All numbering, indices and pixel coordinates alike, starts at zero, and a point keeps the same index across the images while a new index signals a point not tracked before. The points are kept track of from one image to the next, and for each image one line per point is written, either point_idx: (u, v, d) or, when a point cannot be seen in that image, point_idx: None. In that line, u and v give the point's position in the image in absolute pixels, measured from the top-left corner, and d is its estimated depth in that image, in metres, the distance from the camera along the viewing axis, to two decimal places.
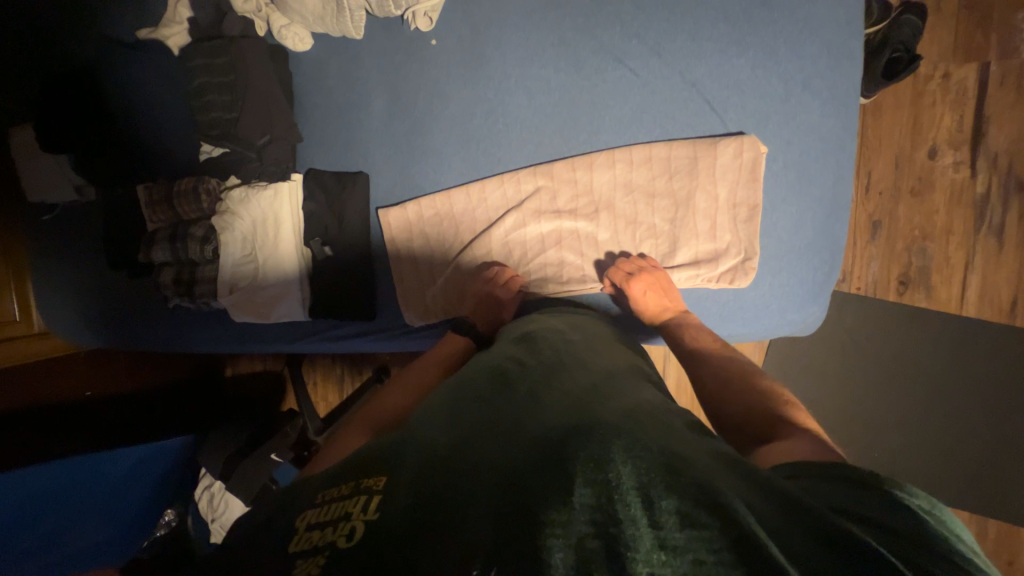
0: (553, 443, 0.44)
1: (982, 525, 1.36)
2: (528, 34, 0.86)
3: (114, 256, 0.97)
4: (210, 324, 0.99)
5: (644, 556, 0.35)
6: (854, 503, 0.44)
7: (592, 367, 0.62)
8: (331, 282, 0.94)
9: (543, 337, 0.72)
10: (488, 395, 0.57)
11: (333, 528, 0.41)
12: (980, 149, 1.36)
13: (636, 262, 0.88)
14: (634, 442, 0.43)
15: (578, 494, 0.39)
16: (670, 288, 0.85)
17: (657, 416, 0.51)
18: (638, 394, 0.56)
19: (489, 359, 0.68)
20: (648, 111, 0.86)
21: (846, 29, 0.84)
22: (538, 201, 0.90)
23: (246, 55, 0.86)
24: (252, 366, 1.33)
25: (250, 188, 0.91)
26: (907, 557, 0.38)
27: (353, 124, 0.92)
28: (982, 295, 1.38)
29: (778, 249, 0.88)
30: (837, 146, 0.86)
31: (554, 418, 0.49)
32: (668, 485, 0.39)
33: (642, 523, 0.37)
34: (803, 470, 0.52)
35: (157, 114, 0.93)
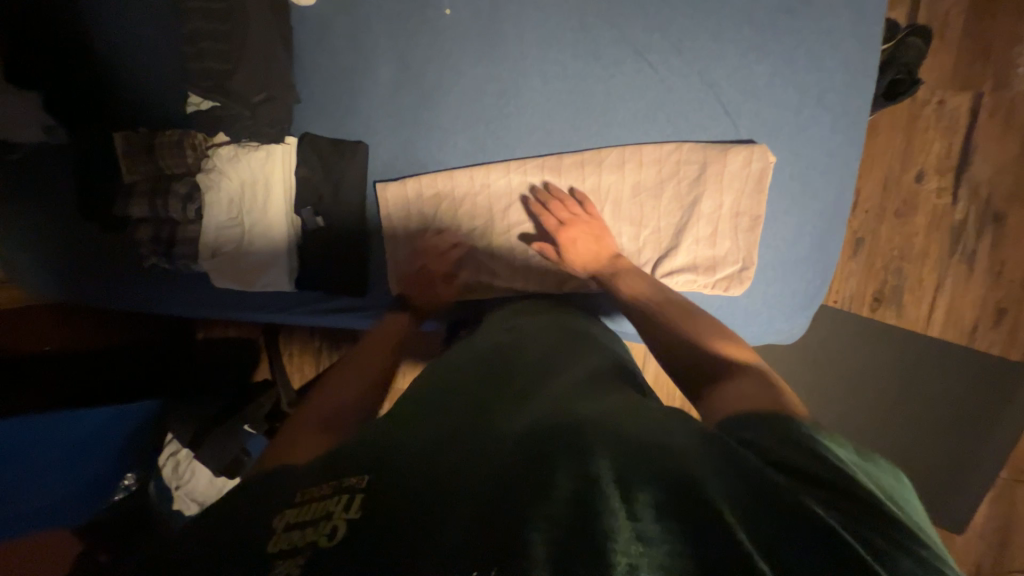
0: (535, 440, 0.44)
1: None
2: (547, 15, 0.82)
3: (83, 204, 0.91)
4: (187, 291, 0.95)
5: (624, 545, 0.35)
6: (809, 464, 0.45)
7: (578, 364, 0.62)
8: (322, 254, 0.91)
9: (528, 330, 0.72)
10: (467, 388, 0.56)
11: (313, 527, 0.40)
12: (964, 177, 1.41)
13: (568, 209, 0.87)
14: (615, 439, 0.44)
15: (558, 486, 0.39)
16: (603, 235, 0.86)
17: (636, 408, 0.51)
18: (622, 391, 0.56)
19: (468, 352, 0.67)
20: (662, 110, 0.85)
21: (865, 44, 0.83)
22: (535, 195, 0.87)
23: (250, 9, 0.81)
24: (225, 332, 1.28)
25: (237, 147, 0.87)
26: (861, 532, 0.39)
27: (357, 91, 0.87)
28: (947, 317, 1.46)
29: (775, 259, 0.89)
30: (841, 164, 0.87)
31: (537, 415, 0.49)
32: (647, 479, 0.40)
33: (621, 515, 0.36)
34: (745, 422, 0.53)
35: (139, 54, 0.86)
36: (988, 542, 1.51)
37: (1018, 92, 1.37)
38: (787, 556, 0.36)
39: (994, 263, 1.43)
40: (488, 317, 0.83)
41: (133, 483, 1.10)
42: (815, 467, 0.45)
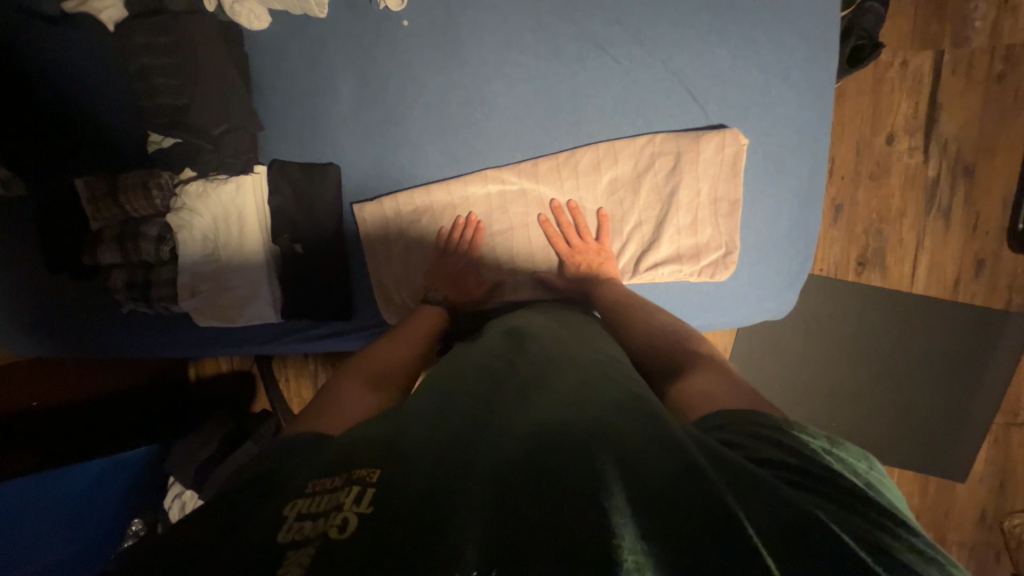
0: (543, 440, 0.44)
1: (924, 485, 1.57)
2: (506, 18, 0.81)
3: (51, 254, 0.88)
4: (169, 331, 0.93)
5: (630, 546, 0.35)
6: (789, 457, 0.45)
7: (571, 358, 0.61)
8: (305, 282, 0.89)
9: (529, 331, 0.70)
10: (481, 388, 0.55)
11: (323, 518, 0.38)
12: (933, 135, 1.43)
13: (574, 221, 0.88)
14: (618, 441, 0.43)
15: (564, 492, 0.38)
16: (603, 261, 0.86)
17: (643, 398, 0.51)
18: (625, 381, 0.55)
19: (478, 352, 0.66)
20: (629, 104, 0.84)
21: (823, 18, 0.84)
22: (557, 214, 0.88)
23: (196, 40, 0.79)
24: (217, 368, 1.27)
25: (206, 181, 0.84)
26: (849, 523, 0.39)
27: (321, 113, 0.86)
28: (930, 274, 1.49)
29: (757, 240, 0.90)
30: (811, 139, 0.87)
31: (542, 414, 0.48)
32: (647, 480, 0.40)
33: (625, 518, 0.37)
34: (727, 422, 0.52)
35: (91, 98, 0.84)
36: (991, 487, 1.56)
37: (976, 47, 1.40)
38: (793, 542, 0.36)
39: (969, 216, 1.46)
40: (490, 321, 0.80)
41: (141, 529, 1.09)
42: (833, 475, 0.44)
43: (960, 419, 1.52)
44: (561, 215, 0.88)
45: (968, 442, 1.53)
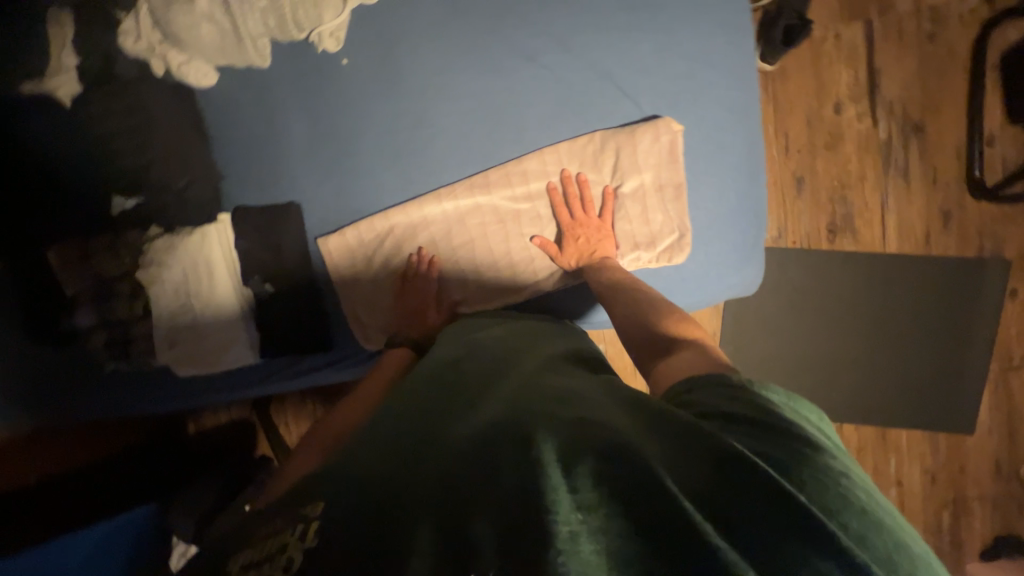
0: (485, 436, 0.47)
1: (935, 443, 1.55)
2: (439, 44, 0.86)
3: (25, 323, 0.88)
4: (150, 388, 0.92)
5: (565, 516, 0.38)
6: (734, 406, 0.52)
7: (526, 357, 0.66)
8: (279, 319, 0.91)
9: (475, 339, 0.74)
10: (429, 398, 0.58)
11: (269, 562, 0.41)
12: (877, 99, 1.48)
13: (583, 193, 0.89)
14: (554, 426, 0.47)
15: (505, 480, 0.42)
16: (601, 242, 0.89)
17: (576, 391, 0.55)
18: (563, 376, 0.60)
19: (430, 364, 0.69)
20: (567, 107, 0.88)
21: (736, 5, 0.89)
22: (567, 186, 0.89)
23: (154, 100, 0.85)
24: (217, 418, 1.27)
25: (171, 235, 0.87)
26: (778, 465, 0.45)
27: (275, 155, 0.89)
28: (901, 232, 1.51)
29: (707, 219, 0.92)
30: (743, 117, 0.91)
31: (485, 413, 0.52)
32: (584, 451, 0.43)
33: (562, 491, 0.40)
34: (703, 385, 0.57)
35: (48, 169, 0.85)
36: (1001, 435, 1.55)
37: (902, 13, 1.46)
38: (718, 495, 0.41)
39: (927, 171, 1.50)
40: (447, 329, 0.83)
41: None
42: (772, 418, 0.50)
43: (955, 371, 1.53)
44: (573, 185, 0.89)
45: (969, 392, 1.53)
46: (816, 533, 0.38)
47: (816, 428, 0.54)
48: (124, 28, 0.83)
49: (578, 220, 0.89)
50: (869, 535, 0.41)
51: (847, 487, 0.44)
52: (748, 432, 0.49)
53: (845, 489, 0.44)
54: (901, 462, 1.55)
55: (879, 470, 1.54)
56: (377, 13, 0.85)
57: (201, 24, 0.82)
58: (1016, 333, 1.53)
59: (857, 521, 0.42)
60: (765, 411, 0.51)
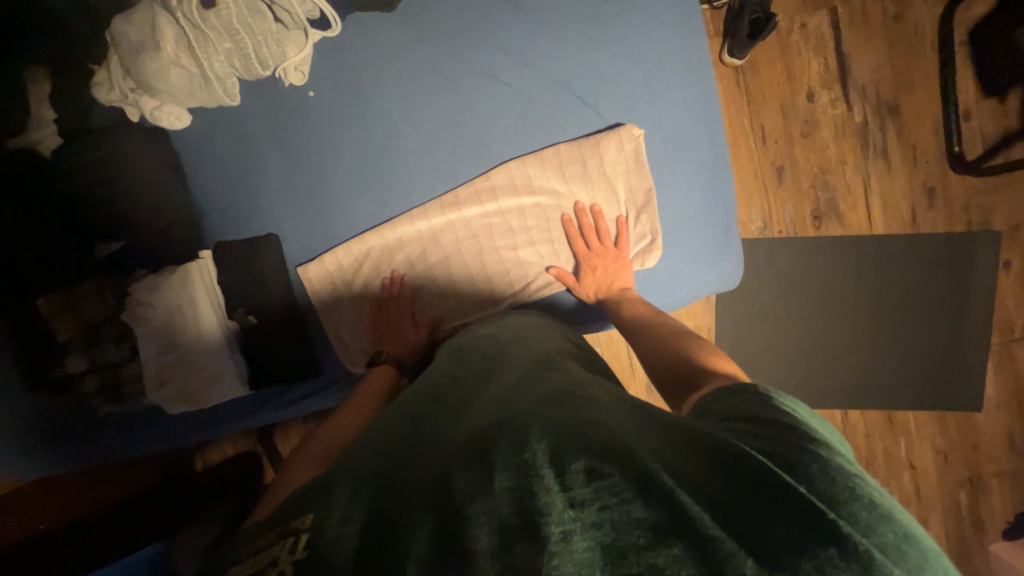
0: (477, 439, 0.47)
1: (944, 423, 1.52)
2: (401, 70, 0.88)
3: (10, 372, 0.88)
4: (145, 428, 0.93)
5: (558, 516, 0.38)
6: (751, 411, 0.54)
7: (524, 357, 0.65)
8: (265, 351, 0.92)
9: (473, 346, 0.73)
10: (431, 407, 0.59)
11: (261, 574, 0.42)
12: (849, 84, 1.49)
13: (599, 224, 0.92)
14: (547, 422, 0.46)
15: (498, 482, 0.41)
16: (621, 269, 0.91)
17: (573, 390, 0.54)
18: (559, 375, 0.59)
19: (429, 375, 0.69)
20: (529, 120, 0.90)
21: (688, 8, 0.92)
22: (582, 218, 0.91)
23: (123, 148, 0.86)
24: (224, 452, 1.28)
25: (156, 275, 0.89)
26: (787, 465, 0.46)
27: (250, 190, 0.91)
28: (886, 213, 1.51)
29: (675, 220, 0.93)
30: (704, 115, 0.93)
31: (480, 417, 0.51)
32: (577, 448, 0.43)
33: (555, 491, 0.40)
34: (721, 393, 0.60)
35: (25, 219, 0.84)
36: (1009, 409, 1.52)
37: None
38: (719, 490, 0.41)
39: (907, 151, 1.50)
40: (443, 346, 0.82)
41: None
42: (787, 423, 0.51)
43: (956, 348, 1.51)
44: (587, 217, 0.91)
45: (972, 368, 1.51)
46: (814, 524, 0.39)
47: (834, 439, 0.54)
48: (100, 79, 0.85)
49: (595, 251, 0.91)
50: (874, 524, 0.41)
51: (854, 482, 0.44)
52: (753, 436, 0.51)
53: (852, 484, 0.44)
54: (912, 445, 1.52)
55: (891, 455, 1.51)
56: (339, 45, 0.88)
57: (169, 68, 0.81)
58: (1014, 305, 1.51)
59: (864, 513, 0.42)
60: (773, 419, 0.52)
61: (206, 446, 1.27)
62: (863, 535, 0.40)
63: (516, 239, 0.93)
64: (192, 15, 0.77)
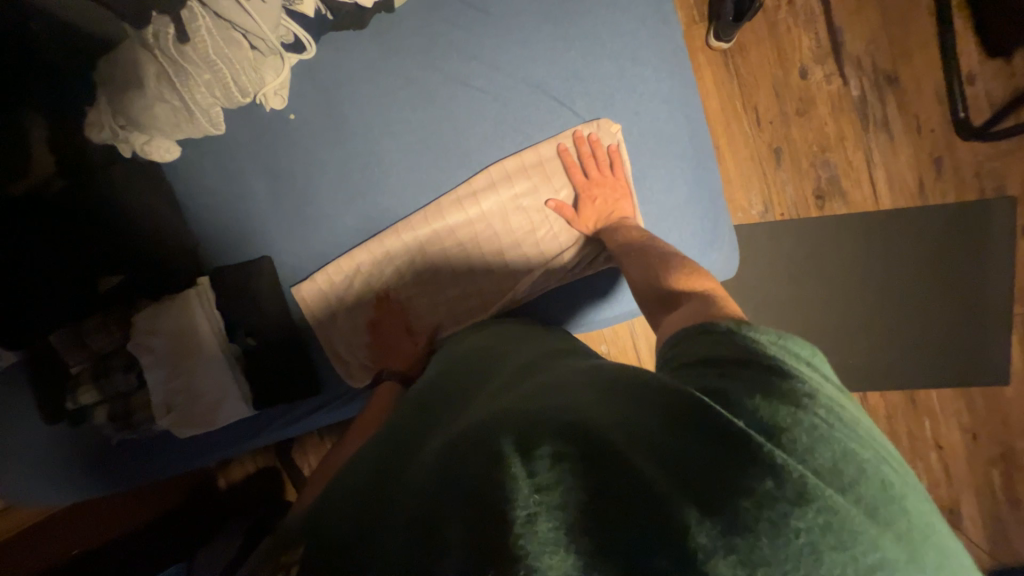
0: (449, 442, 0.47)
1: (970, 400, 1.46)
2: (377, 85, 0.90)
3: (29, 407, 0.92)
4: (159, 453, 0.97)
5: (524, 502, 0.37)
6: (717, 353, 0.52)
7: (510, 362, 0.65)
8: (266, 372, 0.94)
9: (464, 356, 0.74)
10: (416, 415, 0.59)
11: None
12: (843, 57, 1.45)
13: (598, 151, 0.91)
14: (515, 417, 0.46)
15: (466, 480, 0.41)
16: (622, 200, 0.91)
17: (548, 381, 0.54)
18: (541, 372, 0.58)
19: (419, 385, 0.70)
20: (506, 124, 0.92)
21: (654, 3, 0.95)
22: (580, 146, 0.91)
23: (120, 183, 0.91)
24: (245, 469, 1.29)
25: (159, 304, 0.91)
26: (749, 405, 0.43)
27: (240, 216, 0.93)
28: (892, 186, 1.46)
29: (661, 210, 0.95)
30: (682, 105, 0.96)
31: (459, 421, 0.52)
32: (541, 433, 0.42)
33: (521, 479, 0.39)
34: (689, 338, 0.58)
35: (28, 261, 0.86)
36: None
37: None
38: (679, 448, 0.39)
39: (910, 120, 1.45)
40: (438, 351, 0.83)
41: None
42: (753, 363, 0.49)
43: (976, 320, 1.46)
44: (586, 145, 0.91)
45: (995, 340, 1.45)
46: (761, 460, 0.37)
47: (811, 364, 0.51)
48: (88, 118, 0.86)
49: (595, 180, 0.91)
50: (821, 449, 0.39)
51: (801, 411, 0.42)
52: (705, 378, 0.48)
53: (798, 410, 0.42)
54: (937, 425, 1.46)
55: (915, 436, 1.45)
56: (316, 66, 0.90)
57: (153, 105, 0.82)
58: None
59: (806, 436, 0.40)
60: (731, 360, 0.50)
61: (227, 463, 1.28)
62: (802, 462, 0.38)
63: (503, 244, 0.93)
64: (169, 51, 0.77)
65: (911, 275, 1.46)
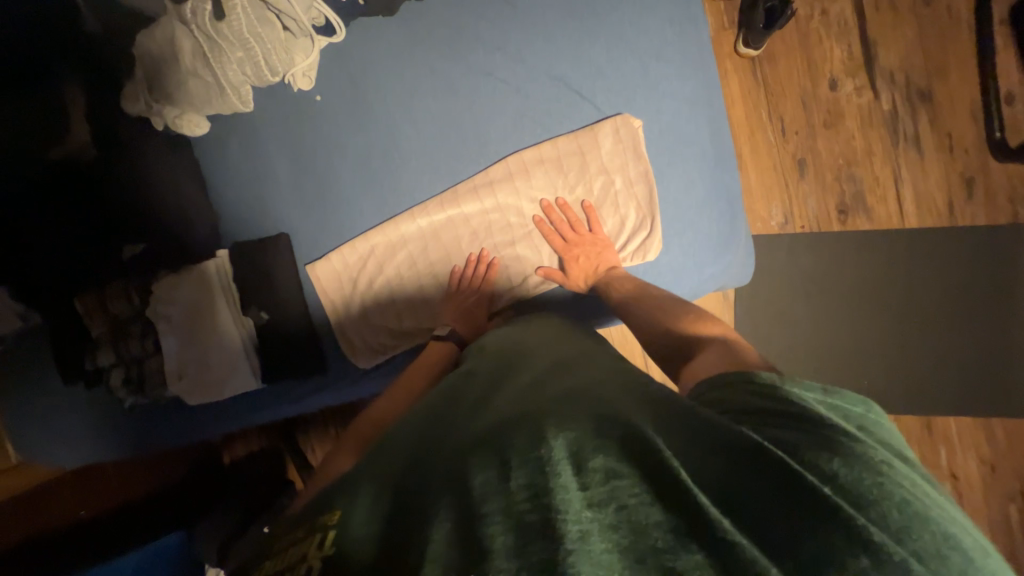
0: (491, 439, 0.48)
1: (990, 430, 1.41)
2: (402, 73, 0.91)
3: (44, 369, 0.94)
4: (166, 420, 0.98)
5: (575, 514, 0.37)
6: (777, 400, 0.52)
7: (542, 361, 0.66)
8: (278, 347, 0.95)
9: (495, 344, 0.75)
10: (447, 407, 0.60)
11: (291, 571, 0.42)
12: (875, 69, 1.42)
13: (572, 218, 0.93)
14: (566, 424, 0.47)
15: (514, 478, 0.41)
16: (604, 252, 0.92)
17: (592, 390, 0.55)
18: (583, 377, 0.58)
19: (451, 376, 0.70)
20: (527, 117, 0.92)
21: (683, 4, 0.95)
22: (552, 212, 0.93)
23: (147, 154, 0.92)
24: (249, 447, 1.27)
25: (176, 275, 0.93)
26: (826, 456, 0.44)
27: (261, 193, 0.95)
28: (919, 205, 1.42)
29: (676, 210, 0.95)
30: (704, 107, 0.95)
31: (499, 415, 0.52)
32: (596, 448, 0.43)
33: (571, 488, 0.40)
34: (744, 377, 0.57)
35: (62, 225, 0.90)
36: None
37: None
38: (749, 492, 0.41)
39: (942, 139, 1.42)
40: (479, 341, 0.81)
41: None
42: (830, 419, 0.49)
43: (1001, 348, 1.41)
44: (555, 213, 0.94)
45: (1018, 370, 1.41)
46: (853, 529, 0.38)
47: (879, 430, 0.52)
48: (127, 91, 0.90)
49: (574, 244, 0.92)
50: (889, 511, 0.40)
51: (882, 475, 0.43)
52: (771, 422, 0.50)
53: (880, 476, 0.43)
54: (954, 454, 1.40)
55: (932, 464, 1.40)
56: (344, 50, 0.92)
57: (188, 79, 0.84)
58: None
59: (897, 512, 0.40)
60: (789, 412, 0.50)
61: (232, 440, 1.26)
62: (897, 541, 0.39)
63: (515, 234, 0.94)
64: (205, 26, 0.79)
65: (935, 297, 1.42)
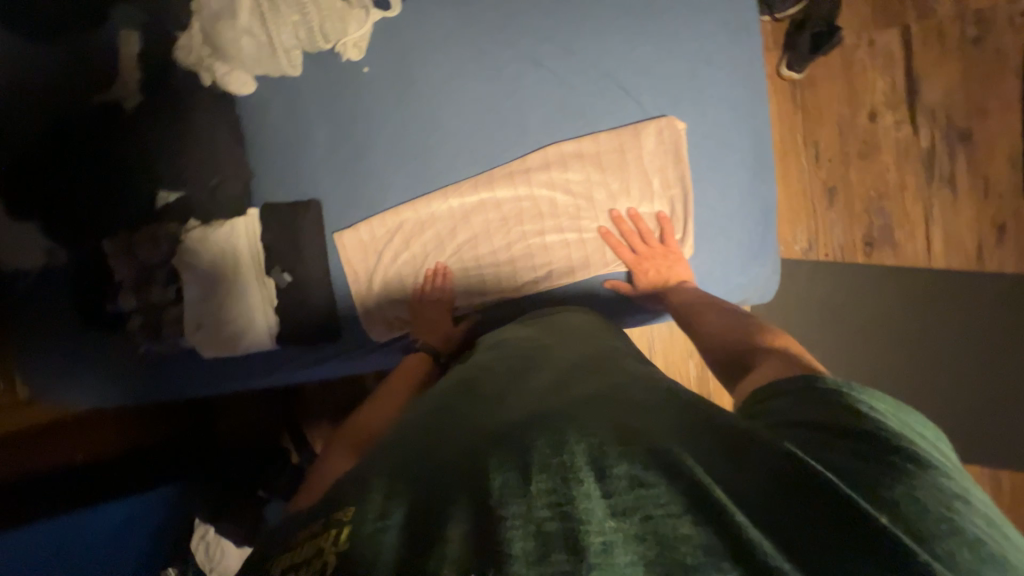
0: (509, 435, 0.46)
1: (998, 483, 1.38)
2: (451, 52, 0.92)
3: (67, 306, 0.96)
4: (176, 371, 0.99)
5: (597, 525, 0.36)
6: (828, 415, 0.49)
7: (557, 361, 0.64)
8: (297, 310, 0.96)
9: (510, 343, 0.74)
10: (460, 396, 0.58)
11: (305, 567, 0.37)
12: (917, 105, 1.41)
13: (641, 230, 0.94)
14: (586, 426, 0.46)
15: (535, 482, 0.40)
16: (677, 265, 0.93)
17: (612, 394, 0.53)
18: (602, 381, 0.57)
19: (460, 369, 0.68)
20: (569, 109, 0.93)
21: (737, 15, 0.95)
22: (623, 224, 0.94)
23: (192, 106, 0.93)
24: None
25: (205, 227, 0.94)
26: (874, 482, 0.41)
27: (298, 156, 0.95)
28: (948, 245, 1.41)
29: (707, 218, 0.95)
30: (747, 119, 0.95)
31: (517, 412, 0.51)
32: (620, 454, 0.42)
33: (594, 496, 0.39)
34: (794, 389, 0.54)
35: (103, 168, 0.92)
36: None
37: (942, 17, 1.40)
38: (788, 519, 0.39)
39: (977, 182, 1.40)
40: (479, 341, 0.84)
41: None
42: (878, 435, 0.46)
43: (1017, 400, 1.38)
44: (625, 224, 0.94)
45: None
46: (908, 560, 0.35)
47: (931, 441, 0.48)
48: (181, 43, 0.92)
49: (642, 254, 0.93)
50: (957, 546, 0.37)
51: (945, 506, 0.39)
52: (819, 442, 0.46)
53: (942, 505, 0.39)
54: None
55: None
56: (397, 24, 0.93)
57: (242, 37, 0.91)
58: None
59: (962, 546, 0.37)
60: (833, 426, 0.47)
61: None
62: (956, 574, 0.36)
63: (545, 224, 0.95)
64: None
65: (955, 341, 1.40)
